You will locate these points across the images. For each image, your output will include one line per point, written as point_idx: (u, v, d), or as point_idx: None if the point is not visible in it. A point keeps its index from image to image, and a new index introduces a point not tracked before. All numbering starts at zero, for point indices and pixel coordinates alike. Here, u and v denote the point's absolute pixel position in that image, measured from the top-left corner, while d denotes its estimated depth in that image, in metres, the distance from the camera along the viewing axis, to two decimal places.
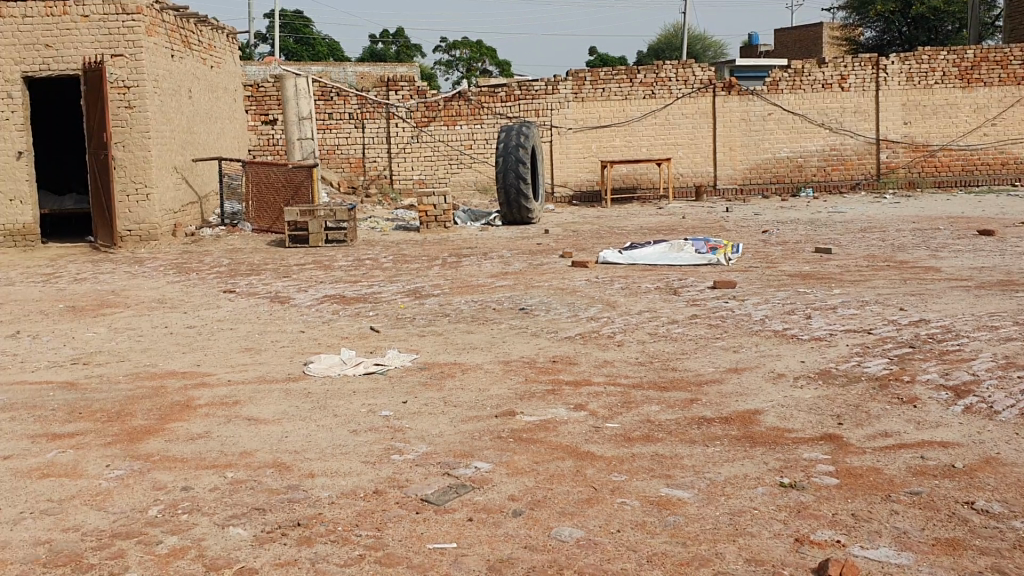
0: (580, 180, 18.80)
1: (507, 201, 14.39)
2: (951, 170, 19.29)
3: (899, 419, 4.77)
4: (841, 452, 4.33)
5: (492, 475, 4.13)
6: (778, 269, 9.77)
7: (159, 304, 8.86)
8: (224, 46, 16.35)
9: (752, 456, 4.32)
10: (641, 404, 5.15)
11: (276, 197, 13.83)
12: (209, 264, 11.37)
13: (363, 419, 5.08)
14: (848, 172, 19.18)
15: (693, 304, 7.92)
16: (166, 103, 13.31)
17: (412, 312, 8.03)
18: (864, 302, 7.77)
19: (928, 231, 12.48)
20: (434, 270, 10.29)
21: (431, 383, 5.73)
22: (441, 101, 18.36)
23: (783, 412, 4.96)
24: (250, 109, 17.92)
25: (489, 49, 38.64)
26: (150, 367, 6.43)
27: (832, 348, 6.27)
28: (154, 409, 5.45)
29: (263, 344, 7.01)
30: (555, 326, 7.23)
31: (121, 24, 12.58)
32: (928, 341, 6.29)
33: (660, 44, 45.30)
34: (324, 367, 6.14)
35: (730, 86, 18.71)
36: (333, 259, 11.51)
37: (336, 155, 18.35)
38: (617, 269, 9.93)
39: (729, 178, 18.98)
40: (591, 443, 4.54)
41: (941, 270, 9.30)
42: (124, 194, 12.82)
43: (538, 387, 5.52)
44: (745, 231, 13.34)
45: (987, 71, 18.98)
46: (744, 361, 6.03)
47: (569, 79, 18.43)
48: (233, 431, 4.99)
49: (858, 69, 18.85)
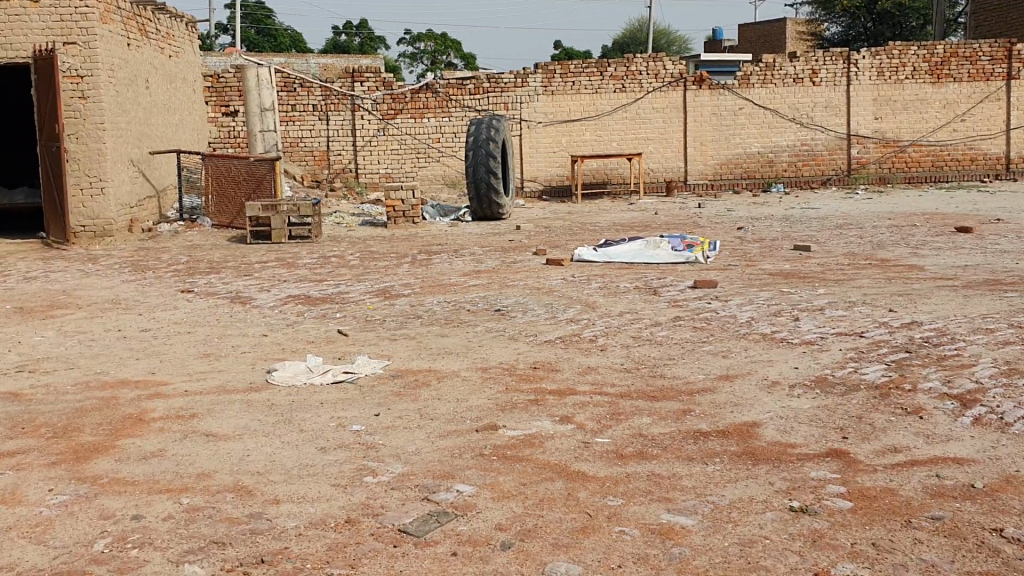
0: (549, 175, 18.46)
1: (476, 196, 14.00)
2: (922, 166, 19.17)
3: (906, 431, 4.48)
4: (851, 471, 4.02)
5: (475, 500, 3.78)
6: (758, 268, 9.49)
7: (113, 306, 8.39)
8: (183, 34, 15.80)
9: (756, 475, 4.01)
10: (631, 416, 4.82)
11: (238, 192, 13.32)
12: (167, 262, 10.89)
13: (331, 434, 4.70)
14: (819, 168, 19.03)
15: (675, 305, 7.61)
16: (122, 93, 12.76)
17: (381, 313, 7.63)
18: (851, 302, 7.50)
19: (905, 228, 12.28)
20: (403, 269, 9.89)
21: (405, 393, 5.36)
22: (407, 93, 17.93)
23: (782, 424, 4.66)
24: (210, 100, 17.35)
25: (453, 41, 38.16)
26: (100, 376, 5.98)
27: (825, 353, 5.98)
28: (104, 424, 5.02)
29: (224, 350, 6.59)
30: (533, 329, 6.88)
31: (74, 10, 12.00)
32: (925, 345, 6.02)
33: (625, 39, 45.11)
34: (288, 375, 5.74)
35: (702, 80, 18.47)
36: (298, 256, 11.08)
37: (300, 148, 17.85)
38: (593, 268, 9.62)
39: (700, 173, 18.75)
40: (581, 462, 4.20)
41: (925, 269, 9.08)
42: (77, 188, 12.27)
43: (519, 398, 5.17)
44: (720, 228, 13.07)
45: (957, 67, 18.91)
46: (736, 368, 5.72)
47: (538, 71, 18.11)
48: (190, 449, 4.59)
49: (829, 64, 18.70)
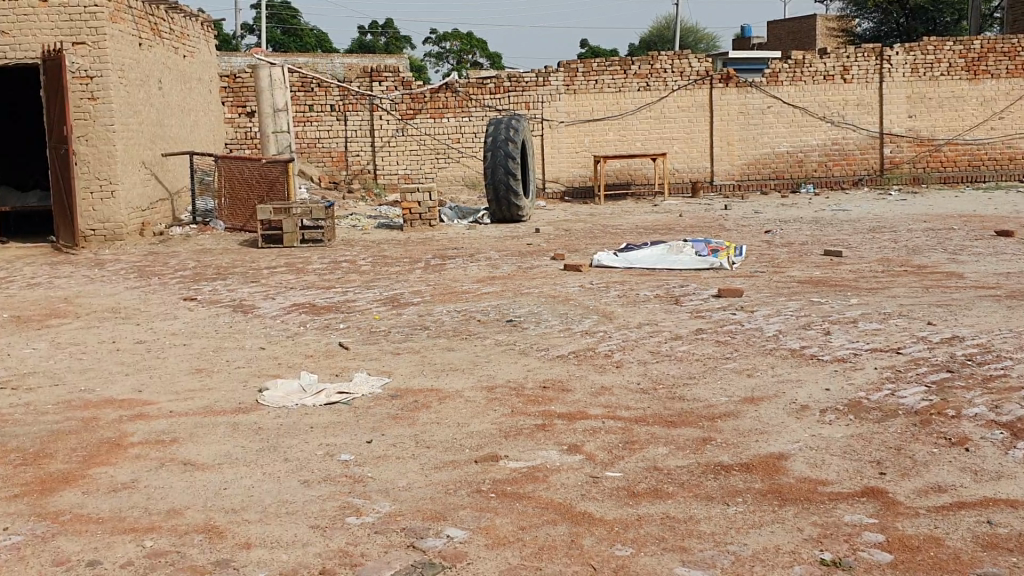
0: (571, 176, 18.03)
1: (495, 198, 13.61)
2: (957, 165, 18.53)
3: (951, 467, 4.03)
4: (890, 515, 3.58)
5: (466, 548, 3.38)
6: (786, 275, 9.02)
7: (112, 315, 8.07)
8: (198, 33, 15.53)
9: (782, 520, 3.58)
10: (645, 446, 4.40)
11: (251, 195, 13.00)
12: (175, 267, 10.59)
13: (317, 465, 4.31)
14: (850, 167, 18.43)
15: (697, 316, 7.17)
16: (133, 93, 12.49)
17: (387, 324, 7.26)
18: (886, 314, 7.01)
19: (942, 232, 11.73)
20: (415, 275, 9.51)
21: (403, 416, 4.97)
22: (427, 92, 17.59)
23: (813, 457, 4.21)
24: (226, 100, 17.08)
25: (479, 41, 37.72)
26: (84, 394, 5.64)
27: (859, 373, 5.51)
28: (77, 449, 4.67)
29: (218, 365, 6.24)
30: (546, 342, 6.48)
31: (82, 10, 11.73)
32: (968, 364, 5.54)
33: (652, 36, 44.53)
34: (281, 395, 5.36)
35: (729, 78, 17.97)
36: (308, 261, 10.74)
37: (317, 148, 17.53)
38: (613, 274, 9.20)
39: (727, 174, 18.24)
40: (589, 501, 3.79)
41: (965, 277, 8.57)
42: (87, 191, 12.00)
43: (524, 423, 4.76)
44: (746, 231, 12.58)
45: (994, 63, 18.28)
46: (762, 389, 5.27)
47: (560, 70, 17.71)
48: (164, 480, 4.22)
49: (861, 60, 18.13)
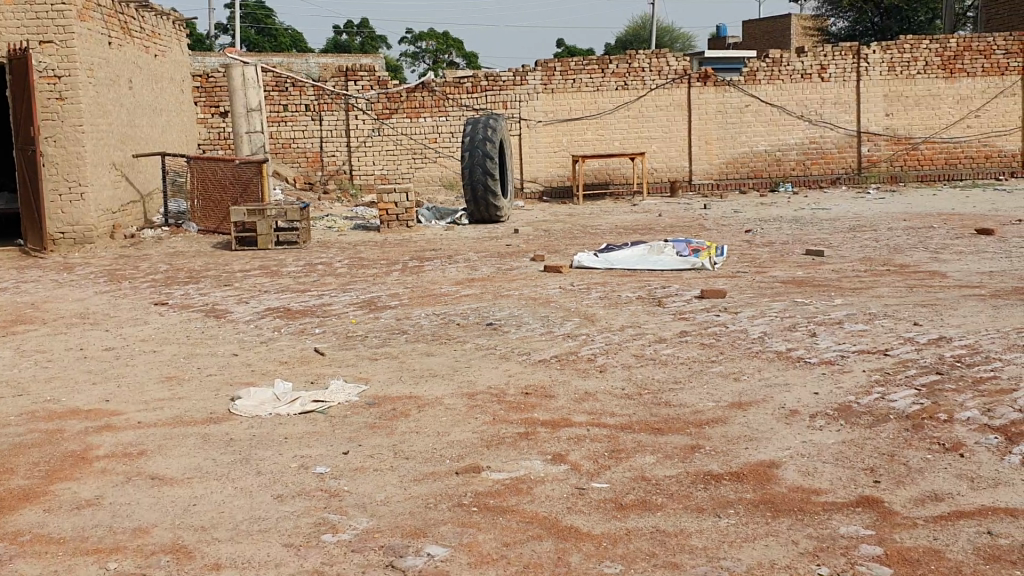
0: (549, 176, 17.90)
1: (473, 198, 13.44)
2: (934, 163, 18.56)
3: (946, 474, 3.91)
4: (887, 526, 3.46)
5: (448, 568, 3.23)
6: (769, 275, 8.92)
7: (80, 320, 7.85)
8: (170, 32, 15.27)
9: (775, 532, 3.44)
10: (632, 454, 4.26)
11: (224, 196, 12.77)
12: (146, 271, 10.37)
13: (291, 478, 4.14)
14: (828, 166, 18.41)
15: (681, 318, 7.05)
16: (102, 94, 12.22)
17: (364, 328, 7.09)
18: (871, 315, 6.91)
19: (923, 230, 11.68)
20: (392, 277, 9.33)
21: (380, 425, 4.80)
22: (403, 91, 17.39)
23: (804, 465, 4.09)
24: (199, 100, 16.81)
25: (455, 41, 37.52)
26: (49, 404, 5.43)
27: (847, 376, 5.39)
28: (39, 464, 4.46)
29: (188, 372, 6.04)
30: (528, 346, 6.33)
31: (49, 8, 11.46)
32: (958, 365, 5.43)
33: (628, 36, 44.53)
34: (254, 404, 5.19)
35: (707, 77, 17.89)
36: (283, 264, 10.53)
37: (292, 149, 17.30)
38: (593, 275, 9.07)
39: (705, 173, 18.17)
40: (575, 514, 3.64)
41: (948, 276, 8.50)
42: (56, 193, 11.71)
43: (506, 431, 4.61)
44: (727, 230, 12.49)
45: (970, 61, 18.31)
46: (749, 394, 5.14)
47: (538, 69, 17.57)
48: (130, 496, 4.03)
49: (838, 59, 18.10)
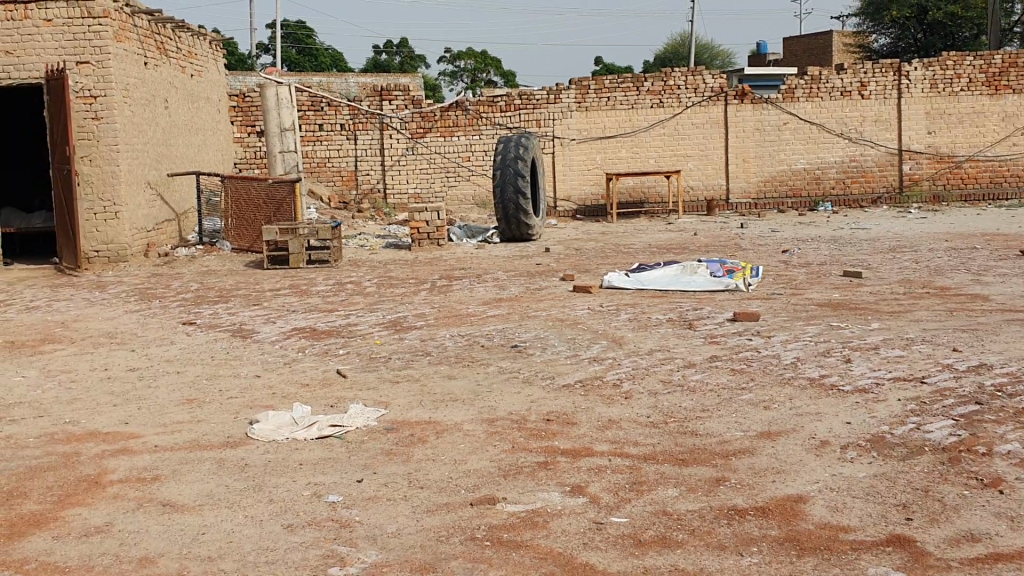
0: (584, 194, 17.78)
1: (504, 217, 13.37)
2: (979, 182, 18.18)
3: (983, 512, 3.72)
4: (920, 568, 3.28)
5: None
6: (804, 297, 8.72)
7: (108, 340, 7.86)
8: (206, 52, 15.42)
9: (801, 573, 3.28)
10: (654, 487, 4.11)
11: (258, 215, 12.78)
12: (177, 289, 10.40)
13: (302, 507, 4.04)
14: (869, 185, 18.09)
15: (711, 342, 6.88)
16: (138, 114, 12.35)
17: (388, 349, 7.01)
18: (909, 340, 6.68)
19: (966, 251, 11.38)
20: (420, 297, 9.26)
21: (397, 451, 4.70)
22: (437, 111, 17.41)
23: (834, 500, 3.92)
24: (236, 120, 16.96)
25: (494, 59, 37.64)
26: (68, 426, 5.40)
27: (882, 405, 5.19)
28: (53, 488, 4.42)
29: (210, 395, 5.99)
30: (553, 370, 6.20)
31: (87, 29, 11.61)
32: (998, 395, 5.21)
33: (666, 54, 44.43)
34: (271, 428, 5.11)
35: (744, 94, 17.68)
36: (313, 283, 10.51)
37: (327, 168, 17.36)
38: (624, 296, 8.93)
39: (743, 191, 17.95)
40: (592, 550, 3.51)
41: (991, 299, 8.25)
42: (91, 212, 11.84)
43: (525, 460, 4.48)
44: (763, 250, 12.28)
45: (1016, 77, 17.94)
46: (779, 423, 4.97)
47: (572, 87, 17.50)
48: (139, 524, 3.96)
49: (878, 76, 17.81)
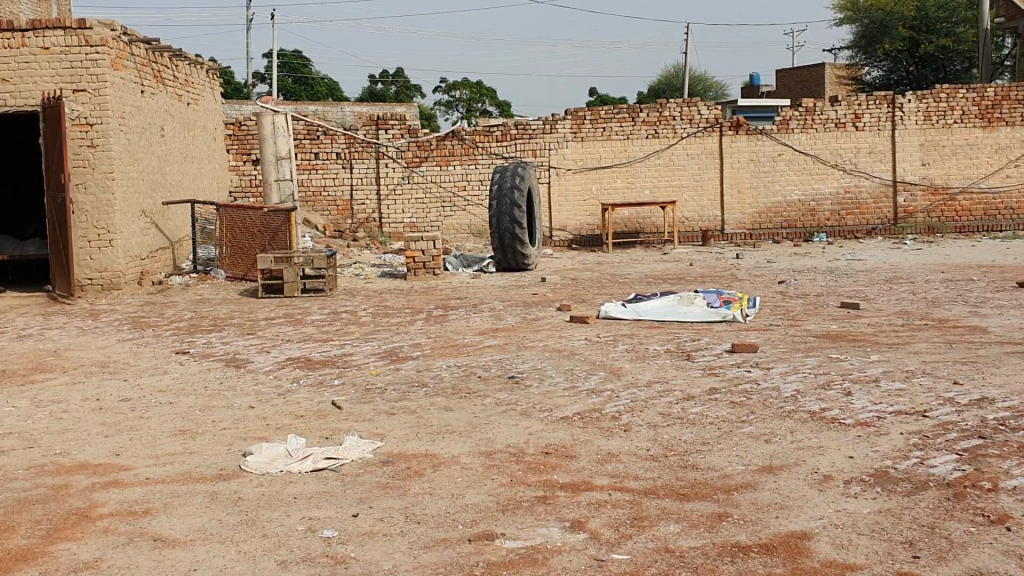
0: (579, 224, 17.81)
1: (500, 246, 13.33)
2: (973, 214, 18.22)
3: (992, 549, 3.65)
4: None
5: None
6: (803, 329, 8.68)
7: (100, 370, 7.76)
8: (203, 80, 15.42)
9: None
10: (655, 523, 4.04)
11: (252, 243, 12.69)
12: (171, 318, 10.33)
13: (297, 543, 3.96)
14: (864, 216, 18.13)
15: (710, 374, 6.82)
16: (133, 141, 12.32)
17: (383, 380, 6.94)
18: (909, 373, 6.64)
19: (963, 283, 11.39)
20: (416, 327, 9.20)
21: (394, 485, 4.62)
22: (433, 140, 17.43)
23: (838, 537, 3.84)
24: (232, 148, 16.95)
25: (489, 89, 37.82)
26: (59, 458, 5.31)
27: (884, 439, 5.14)
28: (43, 521, 4.33)
29: (203, 426, 5.90)
30: (551, 402, 6.13)
31: (84, 57, 11.61)
32: (1000, 429, 5.15)
33: (660, 84, 44.72)
34: (264, 460, 5.03)
35: (739, 126, 17.75)
36: (308, 312, 10.45)
37: (322, 197, 17.33)
38: (622, 327, 8.89)
39: (738, 222, 17.97)
40: None
41: (989, 331, 8.23)
42: (85, 239, 11.80)
43: (524, 494, 4.41)
44: (760, 281, 12.25)
45: (1009, 110, 18.03)
46: (781, 457, 4.90)
47: (568, 117, 17.55)
48: (130, 559, 3.87)
49: (873, 108, 17.87)
